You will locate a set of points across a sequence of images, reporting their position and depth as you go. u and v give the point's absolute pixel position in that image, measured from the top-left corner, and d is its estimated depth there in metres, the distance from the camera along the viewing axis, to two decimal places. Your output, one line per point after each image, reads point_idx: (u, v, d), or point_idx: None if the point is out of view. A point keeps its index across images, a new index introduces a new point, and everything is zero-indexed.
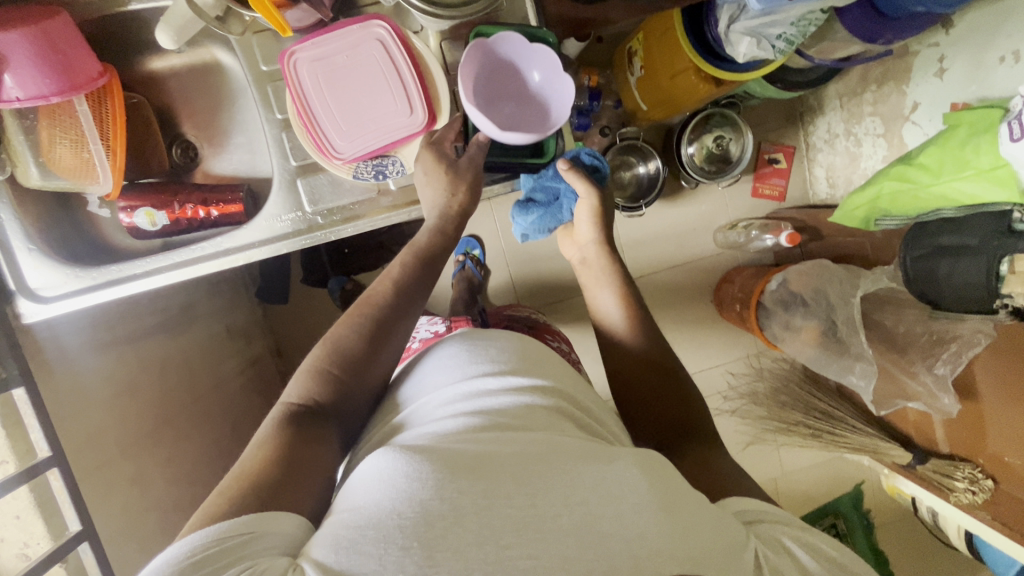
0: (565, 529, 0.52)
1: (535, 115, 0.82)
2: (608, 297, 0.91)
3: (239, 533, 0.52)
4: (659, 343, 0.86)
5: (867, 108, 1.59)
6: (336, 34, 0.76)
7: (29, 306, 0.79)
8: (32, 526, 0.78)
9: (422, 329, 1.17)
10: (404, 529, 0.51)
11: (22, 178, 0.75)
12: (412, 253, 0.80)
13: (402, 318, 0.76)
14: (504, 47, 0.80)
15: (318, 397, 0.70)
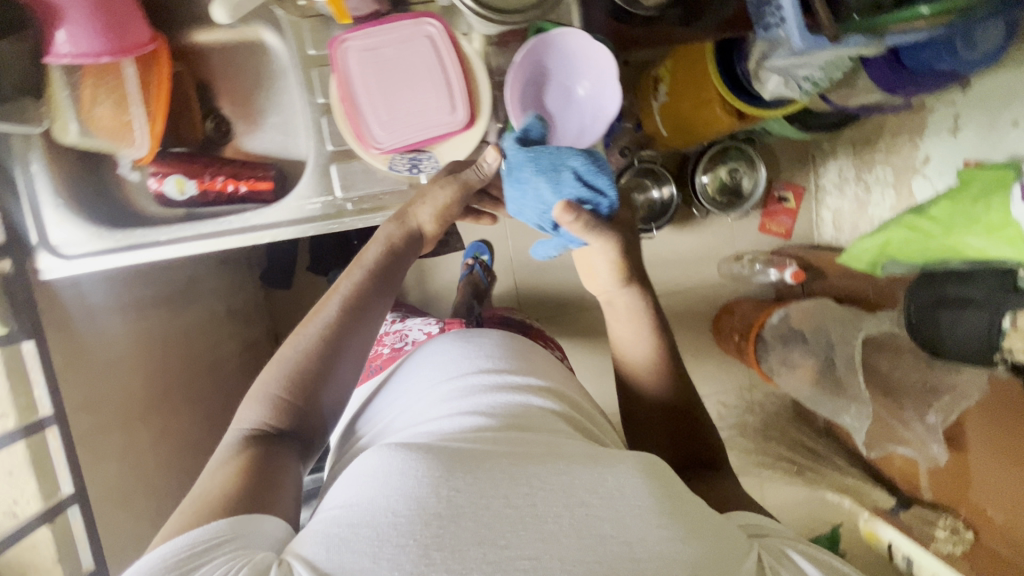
0: (565, 532, 0.53)
1: (566, 126, 0.82)
2: (639, 346, 0.81)
3: (220, 534, 0.55)
4: (681, 379, 0.82)
5: (879, 157, 1.63)
6: (387, 27, 0.77)
7: (49, 262, 0.79)
8: (25, 484, 0.77)
9: (412, 330, 1.16)
10: (402, 527, 0.51)
11: (59, 135, 0.76)
12: (364, 269, 0.75)
13: (365, 321, 0.74)
14: (569, 45, 0.78)
15: (281, 421, 0.69)
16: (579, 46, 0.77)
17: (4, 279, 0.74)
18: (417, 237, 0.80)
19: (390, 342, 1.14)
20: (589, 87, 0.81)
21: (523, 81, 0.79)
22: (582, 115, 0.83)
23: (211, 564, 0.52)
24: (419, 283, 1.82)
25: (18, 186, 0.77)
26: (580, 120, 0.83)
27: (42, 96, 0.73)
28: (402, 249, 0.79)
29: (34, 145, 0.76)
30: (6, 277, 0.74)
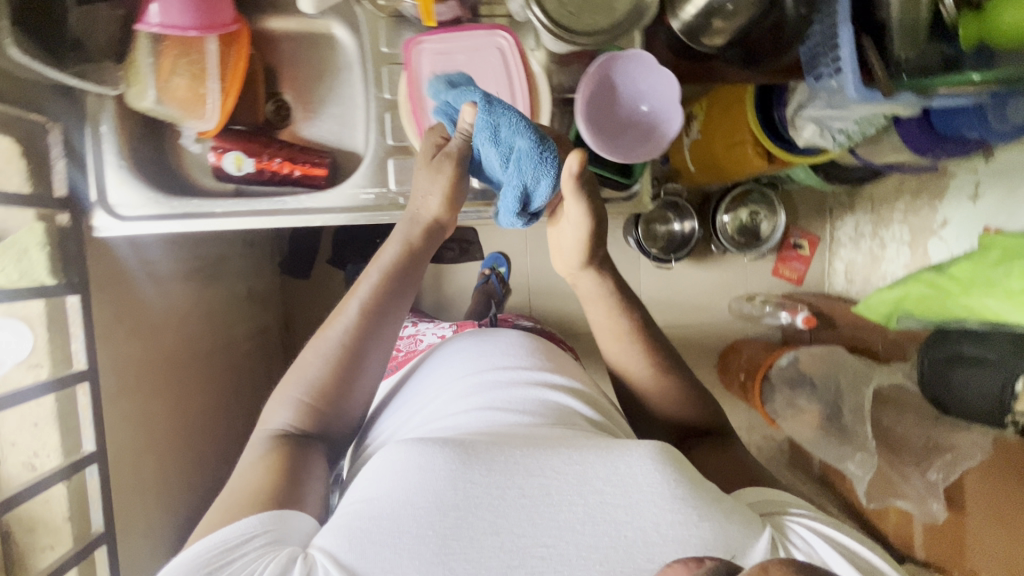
0: (580, 519, 0.57)
1: (623, 139, 0.78)
2: (628, 348, 0.79)
3: (252, 531, 0.57)
4: (688, 392, 0.81)
5: (896, 216, 1.68)
6: (462, 34, 0.81)
7: (104, 221, 0.79)
8: (47, 437, 0.76)
9: (428, 335, 1.17)
10: (423, 518, 0.55)
11: (133, 100, 0.77)
12: (378, 271, 0.75)
13: (387, 316, 0.74)
14: (639, 64, 0.77)
15: (312, 423, 0.72)
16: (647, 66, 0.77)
17: (59, 231, 0.75)
18: (438, 229, 0.76)
19: (408, 345, 1.15)
20: (649, 107, 0.79)
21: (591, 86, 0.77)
22: (637, 134, 0.79)
23: (239, 564, 0.54)
24: (434, 288, 1.83)
25: (85, 144, 0.78)
26: (635, 138, 0.79)
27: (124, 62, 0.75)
28: (420, 246, 0.76)
29: (106, 106, 0.78)
30: (62, 229, 0.76)
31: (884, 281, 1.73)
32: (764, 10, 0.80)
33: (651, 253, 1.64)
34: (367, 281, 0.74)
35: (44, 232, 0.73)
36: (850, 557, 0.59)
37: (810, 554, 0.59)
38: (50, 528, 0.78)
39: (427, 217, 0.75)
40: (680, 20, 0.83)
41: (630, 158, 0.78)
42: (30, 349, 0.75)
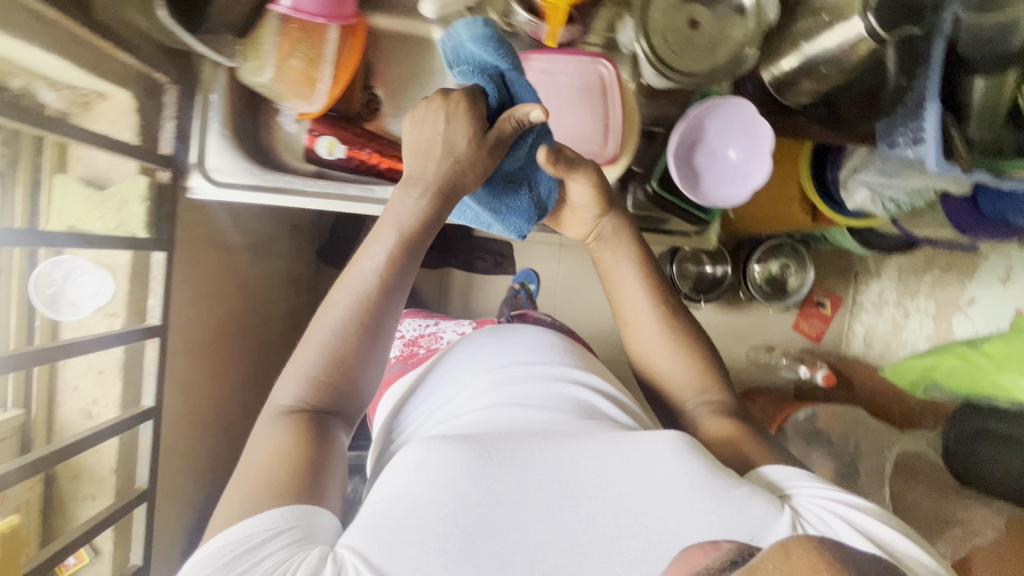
0: (601, 511, 0.53)
1: (708, 185, 0.80)
2: (631, 282, 0.81)
3: (276, 527, 0.49)
4: (690, 337, 0.79)
5: (924, 287, 1.71)
6: (567, 57, 0.83)
7: (199, 185, 0.81)
8: (109, 386, 0.77)
9: (446, 332, 1.10)
10: (445, 516, 0.51)
11: (246, 74, 0.79)
12: (396, 233, 0.64)
13: (404, 277, 0.65)
14: (734, 115, 0.79)
15: (328, 399, 0.61)
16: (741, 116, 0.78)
17: (159, 187, 0.77)
18: (452, 196, 0.66)
19: (426, 343, 1.09)
20: (736, 154, 0.80)
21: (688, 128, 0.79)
22: (724, 176, 0.81)
23: (265, 566, 0.47)
24: (463, 294, 1.85)
25: (193, 109, 0.80)
26: (720, 180, 0.81)
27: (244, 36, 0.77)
28: (442, 211, 0.66)
29: (219, 76, 0.80)
30: (161, 186, 0.77)
31: (904, 349, 1.76)
32: (859, 75, 0.81)
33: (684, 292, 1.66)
34: (380, 250, 0.64)
35: (147, 187, 0.75)
36: (874, 538, 0.53)
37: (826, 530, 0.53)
38: (95, 479, 0.78)
39: (460, 179, 0.66)
40: (771, 72, 0.87)
41: (715, 204, 0.80)
42: (109, 298, 0.76)
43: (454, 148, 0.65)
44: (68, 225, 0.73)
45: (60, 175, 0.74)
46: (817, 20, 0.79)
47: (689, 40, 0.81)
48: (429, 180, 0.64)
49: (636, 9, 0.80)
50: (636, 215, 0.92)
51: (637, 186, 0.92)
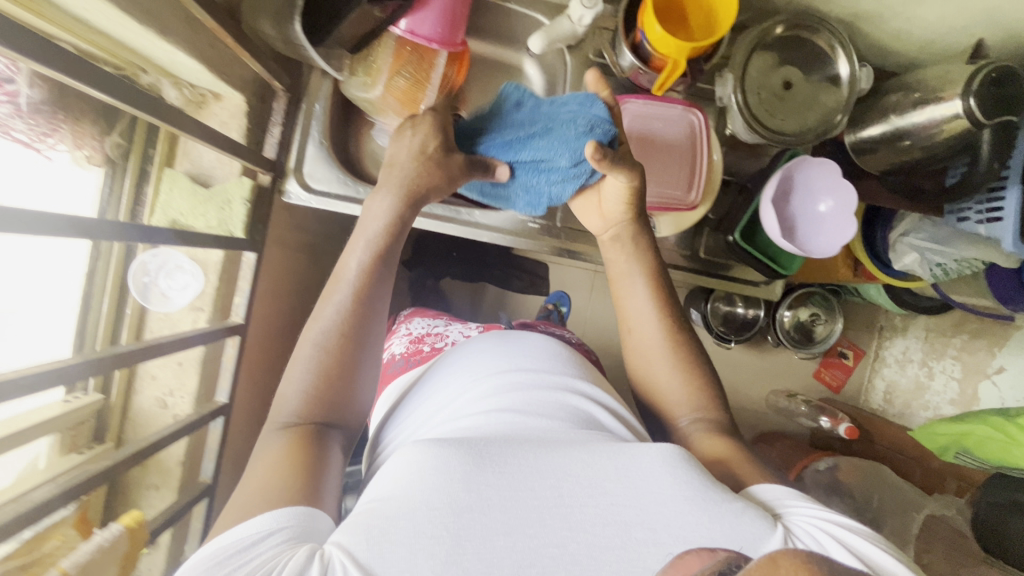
0: (591, 521, 0.48)
1: (801, 237, 0.84)
2: (639, 292, 0.78)
3: (272, 525, 0.46)
4: (694, 349, 0.76)
5: (951, 350, 1.69)
6: (663, 104, 0.86)
7: (295, 190, 0.81)
8: (186, 378, 0.78)
9: (452, 331, 0.93)
10: (435, 517, 0.46)
11: (353, 88, 0.81)
12: (369, 244, 0.67)
13: (379, 286, 0.66)
14: (820, 175, 0.82)
15: (321, 412, 0.59)
16: (821, 177, 0.82)
17: (260, 190, 0.79)
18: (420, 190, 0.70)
19: (428, 341, 0.92)
20: (828, 206, 0.83)
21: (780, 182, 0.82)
22: (813, 228, 0.85)
23: (255, 566, 0.43)
24: (495, 307, 1.85)
25: (299, 116, 0.82)
26: (805, 233, 0.85)
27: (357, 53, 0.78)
28: (406, 218, 0.70)
29: (325, 87, 0.82)
30: (261, 189, 0.79)
31: (926, 410, 1.73)
32: (942, 157, 0.80)
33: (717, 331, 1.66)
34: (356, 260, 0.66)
35: (250, 189, 0.76)
36: (862, 559, 0.50)
37: (817, 546, 0.51)
38: (161, 469, 0.79)
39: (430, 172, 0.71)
40: (857, 137, 0.90)
41: (812, 254, 0.83)
42: (197, 293, 0.78)
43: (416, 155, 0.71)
44: (172, 218, 0.74)
45: (168, 169, 0.76)
46: (908, 97, 0.82)
47: (780, 100, 0.83)
48: (396, 186, 0.69)
49: (736, 64, 0.81)
50: (706, 259, 0.95)
51: (710, 231, 0.95)
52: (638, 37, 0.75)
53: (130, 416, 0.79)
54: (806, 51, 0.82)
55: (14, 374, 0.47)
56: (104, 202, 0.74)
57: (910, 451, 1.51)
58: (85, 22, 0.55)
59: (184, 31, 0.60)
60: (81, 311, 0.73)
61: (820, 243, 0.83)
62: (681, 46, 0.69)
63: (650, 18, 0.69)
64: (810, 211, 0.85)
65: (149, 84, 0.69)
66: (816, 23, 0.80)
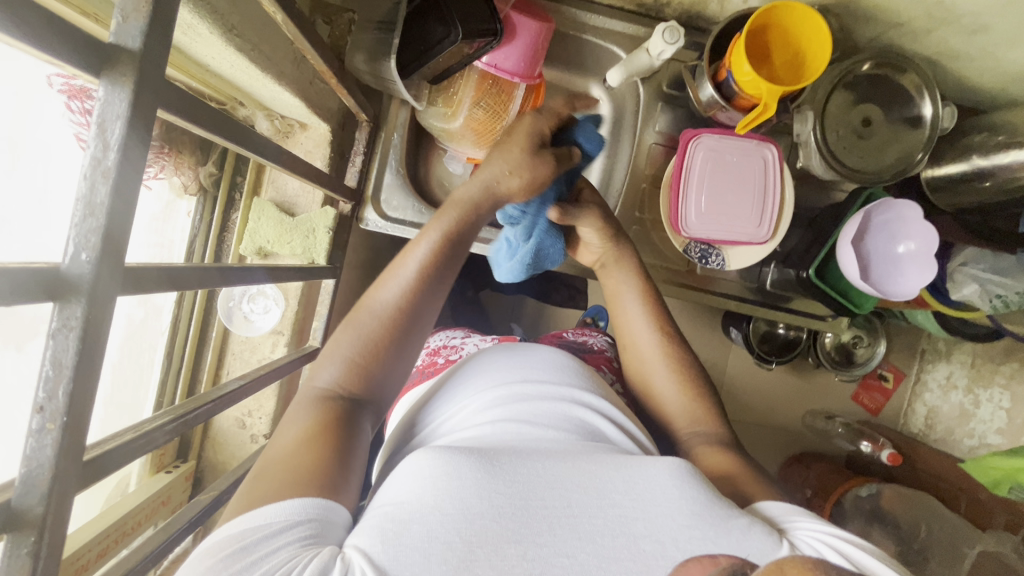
0: (600, 530, 0.44)
1: (878, 278, 0.84)
2: (631, 306, 0.76)
3: (298, 516, 0.41)
4: (691, 356, 0.73)
5: (998, 379, 1.40)
6: (738, 138, 0.85)
7: (373, 218, 0.83)
8: (265, 401, 0.81)
9: (469, 343, 0.79)
10: (445, 522, 0.41)
11: (432, 117, 0.82)
12: (439, 232, 0.62)
13: (443, 271, 0.61)
14: (897, 217, 0.83)
15: (363, 386, 0.55)
16: (900, 215, 0.82)
17: (342, 219, 0.80)
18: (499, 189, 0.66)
19: (443, 354, 0.78)
20: (910, 244, 0.83)
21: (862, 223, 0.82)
22: (889, 268, 0.85)
23: (274, 563, 0.39)
24: None
25: (378, 146, 0.83)
26: (887, 273, 0.85)
27: (438, 84, 0.78)
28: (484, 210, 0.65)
29: (403, 115, 0.83)
30: (343, 218, 0.80)
31: (970, 439, 1.44)
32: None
33: (755, 352, 1.43)
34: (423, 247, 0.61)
35: (333, 218, 0.78)
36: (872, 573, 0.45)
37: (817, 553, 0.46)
38: None
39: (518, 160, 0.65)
40: (934, 173, 0.89)
41: (886, 294, 0.83)
42: (277, 318, 0.81)
43: (508, 156, 0.64)
44: (260, 246, 0.77)
45: (256, 197, 0.78)
46: (992, 139, 0.81)
47: (860, 138, 0.82)
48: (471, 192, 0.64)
49: (818, 102, 0.81)
50: (771, 291, 0.94)
51: (777, 265, 0.94)
52: (722, 74, 0.75)
53: (212, 433, 0.82)
54: (890, 90, 0.81)
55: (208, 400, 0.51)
56: (195, 229, 0.76)
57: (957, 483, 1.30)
58: (206, 68, 0.58)
59: (293, 74, 0.63)
60: (170, 332, 0.79)
61: (903, 283, 0.83)
62: (772, 89, 0.69)
63: (740, 59, 0.70)
64: (890, 249, 0.84)
65: (245, 115, 0.72)
66: (906, 64, 0.78)
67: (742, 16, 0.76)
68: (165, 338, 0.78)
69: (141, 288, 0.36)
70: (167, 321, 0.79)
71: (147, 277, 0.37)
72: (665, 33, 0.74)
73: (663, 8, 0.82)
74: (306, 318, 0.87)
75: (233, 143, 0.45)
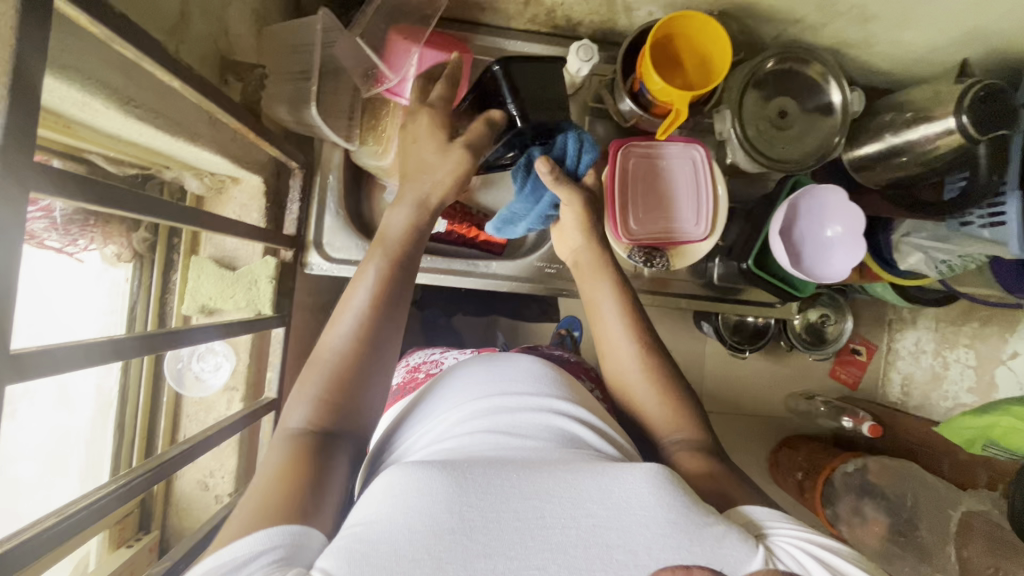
0: (573, 542, 0.44)
1: (812, 263, 0.87)
2: (609, 310, 0.73)
3: (263, 546, 0.43)
4: (667, 361, 0.71)
5: (962, 339, 1.40)
6: (665, 144, 0.88)
7: (317, 261, 0.83)
8: (225, 459, 0.81)
9: (447, 357, 0.80)
10: (414, 540, 0.42)
11: (360, 155, 0.82)
12: (383, 255, 0.64)
13: (401, 294, 0.63)
14: (817, 201, 0.86)
15: (336, 421, 0.56)
16: (822, 198, 0.86)
17: (283, 266, 0.80)
18: (419, 238, 0.66)
19: (423, 369, 0.79)
20: (840, 226, 0.86)
21: (792, 210, 0.85)
22: (820, 251, 0.87)
23: None
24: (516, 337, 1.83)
25: (314, 190, 0.84)
26: (821, 256, 0.87)
27: (361, 122, 0.80)
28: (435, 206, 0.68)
29: (337, 157, 0.84)
30: (285, 266, 0.81)
31: (946, 402, 1.42)
32: (950, 167, 0.81)
33: (725, 342, 1.44)
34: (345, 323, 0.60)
35: (275, 267, 0.78)
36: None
37: (794, 559, 0.48)
38: None
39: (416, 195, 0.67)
40: (853, 155, 0.93)
41: (822, 280, 0.85)
42: (229, 373, 0.83)
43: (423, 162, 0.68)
44: (202, 303, 0.77)
45: (194, 256, 0.78)
46: (901, 117, 0.85)
47: (778, 129, 0.86)
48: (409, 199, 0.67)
49: (732, 100, 0.84)
50: (721, 285, 0.96)
51: (722, 258, 0.95)
52: (637, 85, 0.78)
53: (175, 500, 0.82)
54: (799, 81, 0.85)
55: (162, 454, 0.57)
56: (135, 294, 0.76)
57: (932, 445, 1.29)
58: (118, 138, 0.58)
59: (212, 133, 0.64)
60: (118, 403, 0.79)
61: (836, 263, 0.86)
62: (682, 95, 0.72)
63: (648, 69, 0.72)
64: (820, 233, 0.87)
65: (172, 177, 0.72)
66: (807, 56, 0.82)
67: (648, 27, 0.80)
68: (114, 410, 0.79)
69: (43, 367, 0.38)
70: (116, 390, 0.79)
71: (52, 357, 0.38)
72: (579, 51, 0.77)
73: (577, 28, 0.86)
74: (263, 371, 0.87)
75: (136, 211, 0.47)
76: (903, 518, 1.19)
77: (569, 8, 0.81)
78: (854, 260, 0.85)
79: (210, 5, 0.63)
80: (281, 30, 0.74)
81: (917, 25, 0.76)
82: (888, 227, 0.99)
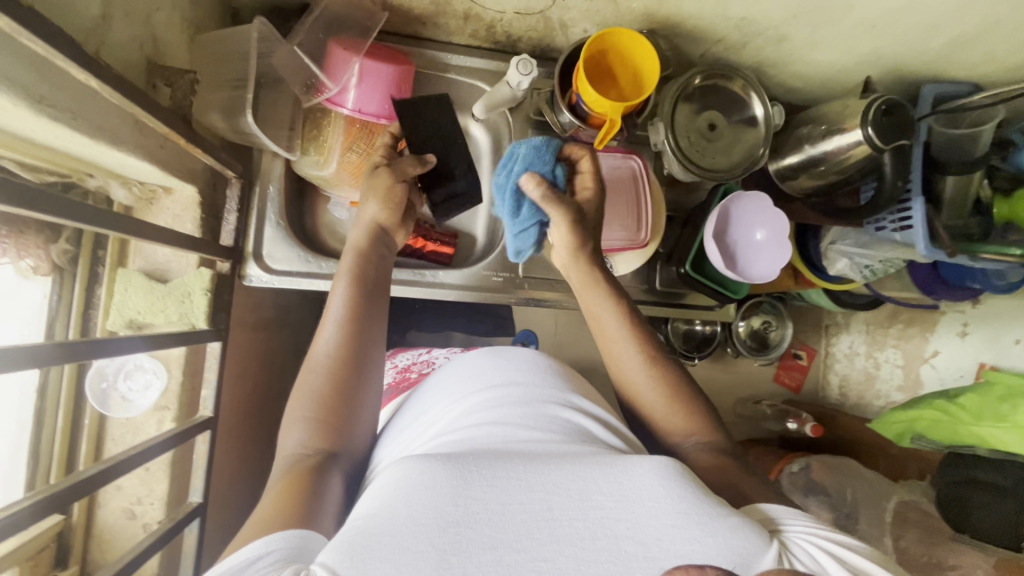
0: (580, 533, 0.45)
1: (743, 264, 0.91)
2: (608, 315, 0.73)
3: (265, 549, 0.43)
4: (672, 363, 0.71)
5: (890, 340, 1.49)
6: (603, 154, 0.91)
7: (256, 273, 0.81)
8: (155, 484, 0.77)
9: (438, 355, 0.82)
10: (417, 532, 0.42)
11: (301, 165, 0.82)
12: (347, 274, 0.65)
13: (379, 308, 0.65)
14: (745, 206, 0.91)
15: (331, 438, 0.57)
16: (747, 205, 0.91)
17: (219, 278, 0.77)
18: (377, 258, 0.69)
19: (415, 369, 0.81)
20: (766, 230, 0.91)
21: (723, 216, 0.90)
22: (750, 253, 0.92)
23: None
24: None
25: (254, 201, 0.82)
26: (752, 259, 0.92)
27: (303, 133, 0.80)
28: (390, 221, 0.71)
29: (278, 167, 0.83)
30: (221, 277, 0.78)
31: (879, 400, 1.51)
32: (862, 175, 0.88)
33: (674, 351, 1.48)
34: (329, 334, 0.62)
35: (208, 279, 0.75)
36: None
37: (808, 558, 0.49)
38: None
39: (368, 218, 0.70)
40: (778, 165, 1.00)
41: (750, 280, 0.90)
42: (159, 392, 0.79)
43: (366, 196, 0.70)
44: (129, 317, 0.74)
45: (121, 269, 0.75)
46: (817, 129, 0.92)
47: (708, 141, 0.91)
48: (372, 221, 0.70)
49: (665, 113, 0.88)
50: (663, 290, 0.99)
51: (662, 265, 0.99)
52: (574, 98, 0.81)
53: (96, 532, 0.77)
54: (725, 96, 0.91)
55: (92, 468, 0.54)
56: (53, 310, 0.72)
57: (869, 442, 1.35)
58: (32, 140, 0.56)
59: (137, 138, 0.61)
60: (34, 429, 0.74)
61: (766, 265, 0.91)
62: (615, 106, 0.75)
63: (583, 82, 0.76)
64: (750, 237, 0.92)
65: (95, 185, 0.69)
66: (731, 72, 0.88)
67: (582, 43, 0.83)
68: (29, 436, 0.74)
69: None
70: (30, 414, 0.74)
71: None
72: (518, 65, 0.78)
73: (516, 44, 0.89)
74: (197, 390, 0.83)
75: (51, 213, 0.45)
76: (844, 511, 1.19)
77: (508, 24, 0.84)
78: (783, 260, 0.89)
79: (135, 9, 0.62)
80: (216, 38, 0.73)
81: (826, 45, 0.83)
82: (816, 235, 1.06)
